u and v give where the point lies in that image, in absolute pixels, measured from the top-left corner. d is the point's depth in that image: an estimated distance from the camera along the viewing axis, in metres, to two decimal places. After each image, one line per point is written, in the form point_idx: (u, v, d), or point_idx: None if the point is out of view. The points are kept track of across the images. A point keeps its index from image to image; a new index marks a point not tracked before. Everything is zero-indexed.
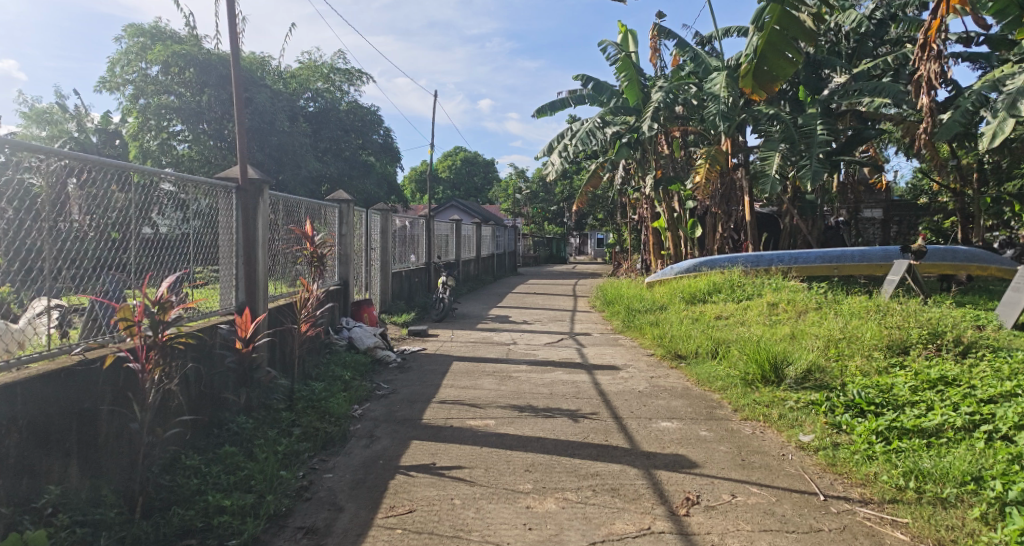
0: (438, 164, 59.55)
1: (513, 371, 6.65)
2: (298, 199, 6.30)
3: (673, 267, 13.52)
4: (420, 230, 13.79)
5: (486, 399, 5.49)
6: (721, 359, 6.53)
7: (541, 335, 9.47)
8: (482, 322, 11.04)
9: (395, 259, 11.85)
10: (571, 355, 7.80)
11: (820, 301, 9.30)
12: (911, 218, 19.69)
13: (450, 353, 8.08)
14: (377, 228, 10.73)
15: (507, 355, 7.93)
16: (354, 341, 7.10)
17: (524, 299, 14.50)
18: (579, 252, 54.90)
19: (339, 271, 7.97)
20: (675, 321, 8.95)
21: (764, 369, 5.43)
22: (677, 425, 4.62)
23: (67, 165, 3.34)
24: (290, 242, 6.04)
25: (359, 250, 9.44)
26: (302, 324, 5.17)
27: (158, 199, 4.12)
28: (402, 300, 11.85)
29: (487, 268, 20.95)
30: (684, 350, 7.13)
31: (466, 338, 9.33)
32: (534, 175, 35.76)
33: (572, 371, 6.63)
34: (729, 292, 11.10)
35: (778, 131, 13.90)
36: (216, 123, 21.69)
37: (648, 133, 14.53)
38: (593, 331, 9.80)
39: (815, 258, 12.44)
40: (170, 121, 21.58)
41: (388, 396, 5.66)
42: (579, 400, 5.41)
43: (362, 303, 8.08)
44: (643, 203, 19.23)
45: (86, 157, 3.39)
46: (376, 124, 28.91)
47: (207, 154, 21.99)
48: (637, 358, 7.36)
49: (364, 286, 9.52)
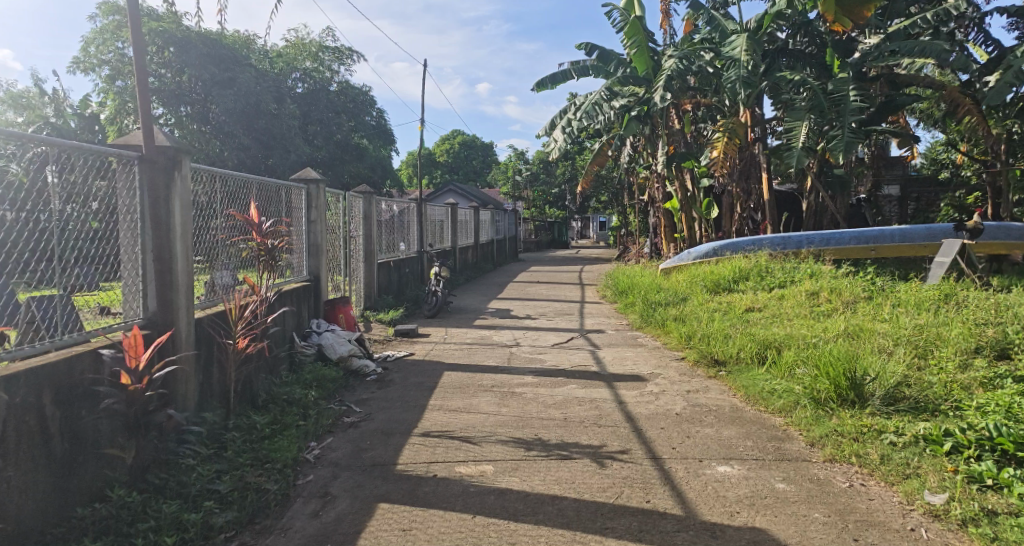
0: (435, 147, 58.12)
1: (516, 385, 5.44)
2: (246, 179, 5.10)
3: (688, 251, 12.29)
4: (412, 216, 12.56)
5: (483, 431, 4.28)
6: (772, 367, 5.31)
7: (547, 333, 8.25)
8: (480, 318, 9.83)
9: (382, 249, 10.64)
10: (584, 359, 6.60)
11: (868, 289, 8.13)
12: (932, 194, 18.47)
13: (441, 359, 6.87)
14: (359, 214, 9.52)
15: (508, 361, 6.72)
16: (324, 351, 5.91)
17: (527, 289, 13.29)
18: (582, 235, 53.67)
19: (306, 264, 6.74)
20: (701, 315, 7.74)
21: (839, 386, 4.19)
22: (740, 473, 3.39)
23: (46, 152, 2.94)
24: (233, 231, 4.82)
25: (335, 237, 8.21)
26: (241, 340, 3.94)
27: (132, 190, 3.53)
28: (391, 294, 10.67)
29: (487, 255, 19.74)
30: (722, 353, 5.91)
31: (461, 338, 8.12)
32: (534, 157, 34.39)
33: (589, 385, 5.40)
34: (758, 280, 9.93)
35: (804, 98, 12.64)
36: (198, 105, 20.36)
37: (660, 105, 13.29)
38: (606, 327, 8.59)
39: (850, 240, 11.21)
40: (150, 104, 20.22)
41: (357, 427, 4.44)
42: (602, 430, 4.20)
43: (336, 300, 6.88)
44: (652, 183, 17.95)
45: (62, 142, 2.98)
46: (369, 105, 27.57)
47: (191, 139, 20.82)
48: (664, 364, 6.15)
49: (341, 280, 8.30)
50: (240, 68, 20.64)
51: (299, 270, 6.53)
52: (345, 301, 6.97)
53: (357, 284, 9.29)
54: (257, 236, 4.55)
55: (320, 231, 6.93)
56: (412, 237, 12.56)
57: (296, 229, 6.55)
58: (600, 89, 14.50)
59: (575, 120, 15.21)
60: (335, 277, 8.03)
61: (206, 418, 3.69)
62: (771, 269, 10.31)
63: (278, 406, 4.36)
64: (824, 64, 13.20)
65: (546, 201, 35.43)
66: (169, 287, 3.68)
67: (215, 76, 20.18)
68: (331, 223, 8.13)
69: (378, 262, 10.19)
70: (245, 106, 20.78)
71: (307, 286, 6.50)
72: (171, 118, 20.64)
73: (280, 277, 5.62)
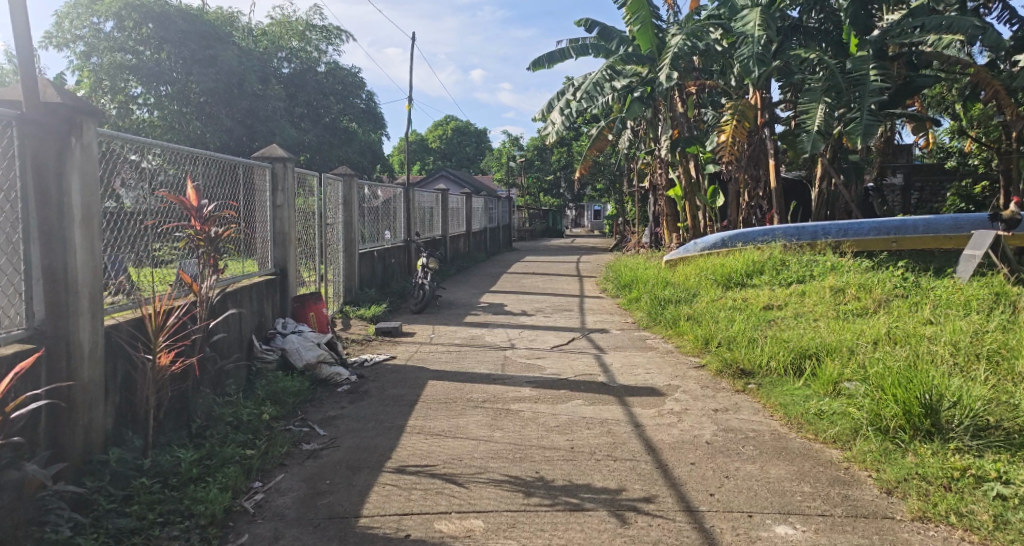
0: (428, 133, 56.99)
1: (512, 402, 4.63)
2: (187, 149, 4.23)
3: (695, 242, 11.52)
4: (398, 202, 11.72)
5: (473, 466, 3.47)
6: (813, 381, 4.50)
7: (544, 332, 7.45)
8: (472, 314, 9.01)
9: (364, 238, 9.78)
10: (588, 365, 5.80)
11: (899, 286, 7.36)
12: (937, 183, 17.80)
13: (426, 365, 6.05)
14: (338, 199, 8.68)
15: (502, 366, 5.92)
16: (288, 356, 5.13)
17: (522, 281, 12.46)
18: (576, 224, 52.83)
19: (272, 254, 5.91)
20: (717, 315, 6.95)
21: (912, 412, 3.38)
22: (807, 539, 2.59)
23: None
24: (162, 214, 3.97)
25: (308, 223, 7.34)
26: (162, 357, 3.11)
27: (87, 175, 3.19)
28: (375, 287, 9.82)
29: (479, 244, 18.93)
30: (750, 362, 5.10)
31: (450, 338, 7.31)
32: (528, 143, 33.46)
33: (597, 402, 4.60)
34: (773, 274, 9.18)
35: (820, 78, 11.84)
36: (178, 85, 19.35)
37: (665, 85, 12.47)
38: (610, 326, 7.80)
39: (869, 231, 10.46)
40: (127, 83, 19.13)
41: (318, 458, 3.62)
42: (619, 466, 3.41)
43: (305, 295, 6.06)
44: (653, 169, 17.14)
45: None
46: (358, 87, 26.60)
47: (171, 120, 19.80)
48: (680, 372, 5.37)
49: (315, 271, 7.43)
50: (222, 45, 19.58)
51: (263, 261, 5.70)
52: (317, 296, 6.16)
53: (336, 276, 8.46)
54: (195, 222, 3.69)
55: (290, 216, 6.10)
56: (399, 226, 11.70)
57: (259, 214, 5.70)
58: (600, 69, 13.62)
59: (574, 101, 14.34)
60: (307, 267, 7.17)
61: (113, 458, 2.86)
62: (786, 261, 9.56)
63: (222, 430, 3.57)
64: (841, 42, 12.39)
65: (540, 188, 34.51)
66: (63, 288, 2.83)
67: (195, 54, 19.09)
68: (303, 208, 7.28)
69: (360, 252, 9.35)
70: (226, 85, 19.76)
71: (271, 279, 5.68)
72: (150, 99, 19.57)
73: (227, 268, 4.77)
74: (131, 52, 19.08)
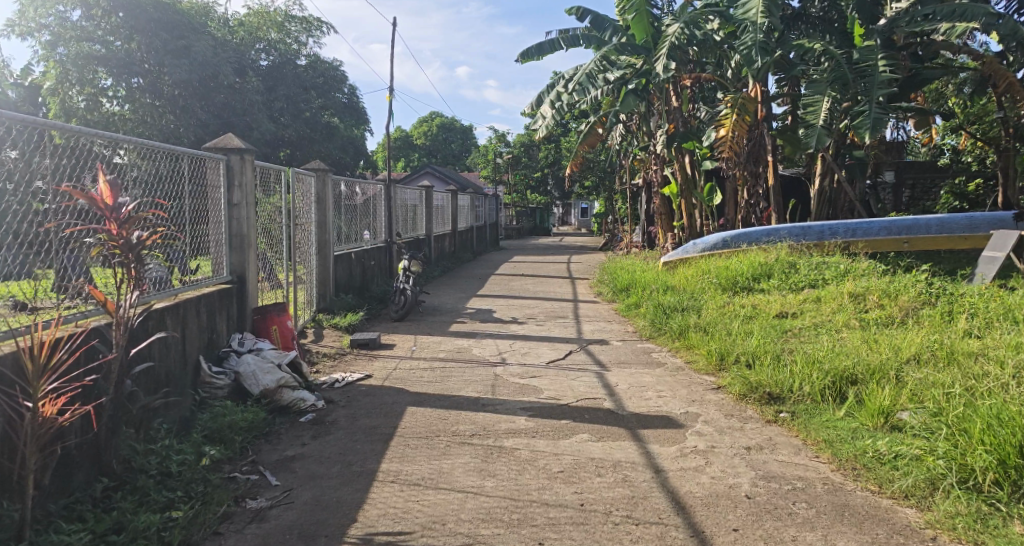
0: (412, 129, 56.05)
1: (506, 439, 3.91)
2: (96, 134, 3.45)
3: (695, 242, 10.88)
4: (378, 199, 10.96)
5: (458, 533, 2.76)
6: (859, 412, 3.83)
7: (538, 344, 6.75)
8: (457, 322, 8.28)
9: (340, 238, 9.02)
10: (590, 386, 5.11)
11: (926, 292, 6.75)
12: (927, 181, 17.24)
13: (406, 385, 5.33)
14: (311, 196, 7.93)
15: (492, 387, 5.21)
16: (241, 380, 4.37)
17: (511, 284, 11.75)
18: (562, 222, 52.15)
19: (227, 259, 5.15)
20: (730, 325, 6.28)
21: (1009, 465, 2.70)
22: None
23: None
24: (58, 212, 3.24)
25: (274, 223, 6.56)
26: (47, 406, 2.34)
27: (56, 172, 3.21)
28: (352, 293, 9.07)
29: (465, 243, 18.16)
30: (779, 386, 4.43)
31: (434, 352, 6.58)
32: (515, 139, 32.72)
33: (606, 436, 3.91)
34: (782, 278, 8.55)
35: (825, 69, 11.25)
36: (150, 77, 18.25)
37: (663, 76, 11.81)
38: (609, 336, 7.12)
39: (879, 231, 9.86)
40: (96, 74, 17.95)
41: (265, 521, 2.89)
42: (644, 534, 2.71)
43: (266, 305, 5.30)
44: (647, 166, 16.49)
45: None
46: (340, 81, 25.71)
47: (143, 113, 18.75)
48: (697, 396, 4.69)
49: (279, 277, 6.63)
50: (197, 36, 18.56)
51: (215, 266, 4.94)
52: (280, 304, 5.40)
53: (309, 280, 7.70)
54: (110, 225, 2.95)
55: (250, 214, 5.34)
56: (379, 225, 10.93)
57: (213, 213, 4.95)
58: (593, 60, 12.92)
59: (566, 94, 13.63)
60: (270, 269, 6.38)
61: None
62: (796, 264, 8.94)
63: (144, 480, 2.92)
64: (846, 32, 11.80)
65: (527, 186, 33.74)
66: None
67: (167, 44, 18.02)
68: (268, 205, 6.48)
69: (335, 254, 8.58)
70: (201, 78, 18.74)
71: (225, 288, 4.93)
72: (121, 92, 18.41)
73: (157, 280, 4.04)
74: (100, 42, 18.00)
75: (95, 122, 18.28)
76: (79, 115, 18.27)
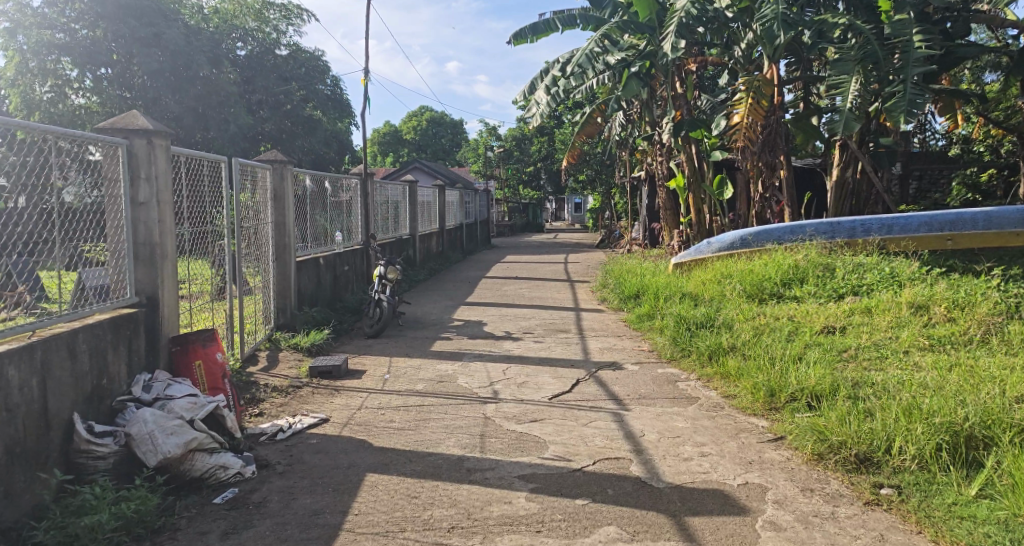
0: (400, 123, 54.68)
1: (500, 539, 2.72)
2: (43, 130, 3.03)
3: (709, 241, 9.73)
4: (354, 196, 9.78)
5: None
6: (1005, 494, 2.69)
7: (538, 372, 5.59)
8: (441, 339, 7.10)
9: (306, 241, 7.83)
10: (610, 437, 3.93)
11: (1003, 304, 5.65)
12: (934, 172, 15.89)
13: (371, 435, 4.12)
14: (265, 192, 6.70)
15: (482, 438, 4.02)
16: (133, 446, 3.15)
17: (503, 289, 10.58)
18: (555, 219, 51.02)
19: (132, 274, 3.92)
20: (774, 347, 5.13)
21: None
22: None
23: None
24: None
25: (207, 222, 5.30)
26: None
27: (22, 171, 2.99)
28: (321, 304, 7.89)
29: (454, 243, 16.97)
30: (870, 444, 3.26)
31: (411, 383, 5.39)
32: (507, 133, 31.57)
33: (643, 531, 2.74)
34: (817, 283, 7.41)
35: (852, 46, 10.14)
36: None
37: (672, 56, 10.70)
38: (623, 360, 5.96)
39: (918, 227, 8.78)
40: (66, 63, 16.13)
41: None
42: None
43: (188, 332, 4.09)
44: (649, 158, 15.34)
45: None
46: (323, 72, 24.39)
47: (110, 105, 17.23)
48: (754, 455, 3.52)
49: (214, 289, 5.37)
50: (168, 23, 17.01)
51: (111, 285, 3.73)
52: (207, 330, 4.19)
53: (265, 291, 6.54)
54: None
55: (165, 215, 4.10)
56: (354, 226, 9.72)
57: (110, 219, 3.76)
58: (593, 40, 11.68)
59: (563, 79, 12.48)
60: (196, 280, 5.13)
61: None
62: (828, 265, 7.84)
63: None
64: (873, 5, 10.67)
65: (519, 180, 32.54)
66: None
67: (136, 31, 16.49)
68: (198, 203, 5.20)
69: (298, 260, 7.38)
70: (174, 68, 17.33)
71: (125, 314, 3.72)
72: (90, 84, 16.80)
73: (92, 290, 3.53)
74: (63, 29, 16.50)
75: (59, 116, 16.74)
76: (42, 108, 16.71)
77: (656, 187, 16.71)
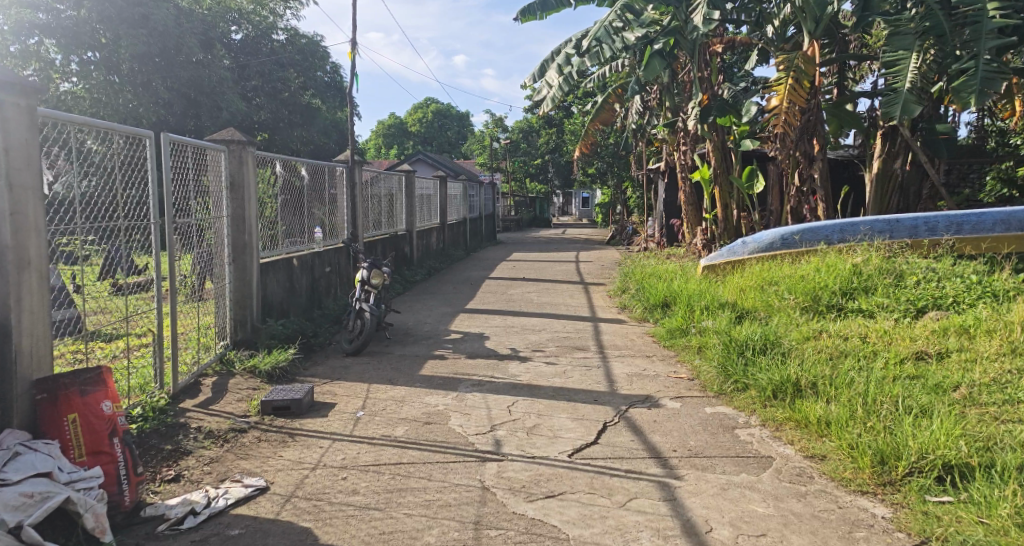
0: (405, 115, 53.38)
1: None
2: None
3: (745, 240, 8.43)
4: (340, 186, 8.58)
5: None
6: None
7: (554, 413, 4.35)
8: (434, 358, 5.88)
9: (276, 240, 6.62)
10: (665, 536, 2.69)
11: None
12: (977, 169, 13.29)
13: (318, 522, 2.89)
14: (218, 181, 5.46)
15: (476, 531, 2.79)
16: None
17: (509, 292, 9.37)
18: (563, 213, 50.02)
19: None
20: (865, 388, 3.92)
21: None
22: None
23: None
24: None
25: (119, 216, 4.04)
26: None
27: None
28: (293, 313, 6.69)
29: (456, 239, 15.78)
30: None
31: (389, 426, 4.17)
32: (515, 123, 30.33)
33: None
34: (889, 294, 6.18)
35: (913, 16, 8.87)
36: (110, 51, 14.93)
37: (704, 29, 9.46)
38: (660, 394, 4.73)
39: (994, 226, 7.56)
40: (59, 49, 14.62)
41: None
42: None
43: (58, 374, 2.88)
44: (670, 147, 14.07)
45: None
46: (323, 58, 23.07)
47: (96, 92, 15.15)
48: None
49: (129, 303, 4.12)
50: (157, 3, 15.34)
51: None
52: (88, 370, 2.97)
53: (215, 300, 5.29)
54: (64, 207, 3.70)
55: (26, 206, 2.91)
56: (339, 221, 8.52)
57: None
58: (613, 11, 10.38)
59: (578, 58, 11.21)
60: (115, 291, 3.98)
61: None
62: (895, 271, 6.61)
63: None
64: None
65: (526, 173, 31.31)
66: None
67: (122, 11, 14.70)
68: (108, 192, 3.96)
69: (264, 263, 6.15)
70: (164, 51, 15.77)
71: None
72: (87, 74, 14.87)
73: None
74: (45, 9, 14.34)
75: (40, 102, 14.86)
76: None
77: (675, 179, 15.45)
